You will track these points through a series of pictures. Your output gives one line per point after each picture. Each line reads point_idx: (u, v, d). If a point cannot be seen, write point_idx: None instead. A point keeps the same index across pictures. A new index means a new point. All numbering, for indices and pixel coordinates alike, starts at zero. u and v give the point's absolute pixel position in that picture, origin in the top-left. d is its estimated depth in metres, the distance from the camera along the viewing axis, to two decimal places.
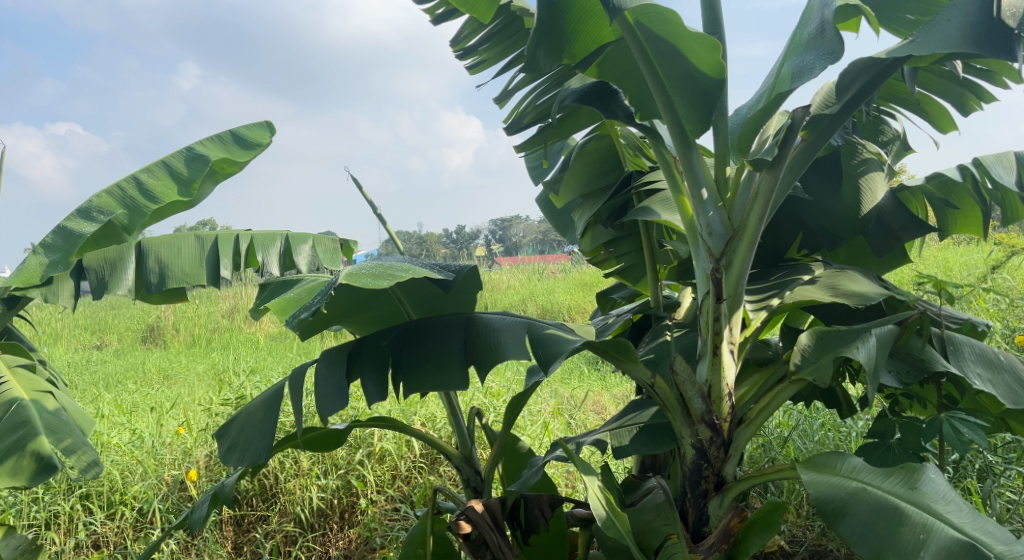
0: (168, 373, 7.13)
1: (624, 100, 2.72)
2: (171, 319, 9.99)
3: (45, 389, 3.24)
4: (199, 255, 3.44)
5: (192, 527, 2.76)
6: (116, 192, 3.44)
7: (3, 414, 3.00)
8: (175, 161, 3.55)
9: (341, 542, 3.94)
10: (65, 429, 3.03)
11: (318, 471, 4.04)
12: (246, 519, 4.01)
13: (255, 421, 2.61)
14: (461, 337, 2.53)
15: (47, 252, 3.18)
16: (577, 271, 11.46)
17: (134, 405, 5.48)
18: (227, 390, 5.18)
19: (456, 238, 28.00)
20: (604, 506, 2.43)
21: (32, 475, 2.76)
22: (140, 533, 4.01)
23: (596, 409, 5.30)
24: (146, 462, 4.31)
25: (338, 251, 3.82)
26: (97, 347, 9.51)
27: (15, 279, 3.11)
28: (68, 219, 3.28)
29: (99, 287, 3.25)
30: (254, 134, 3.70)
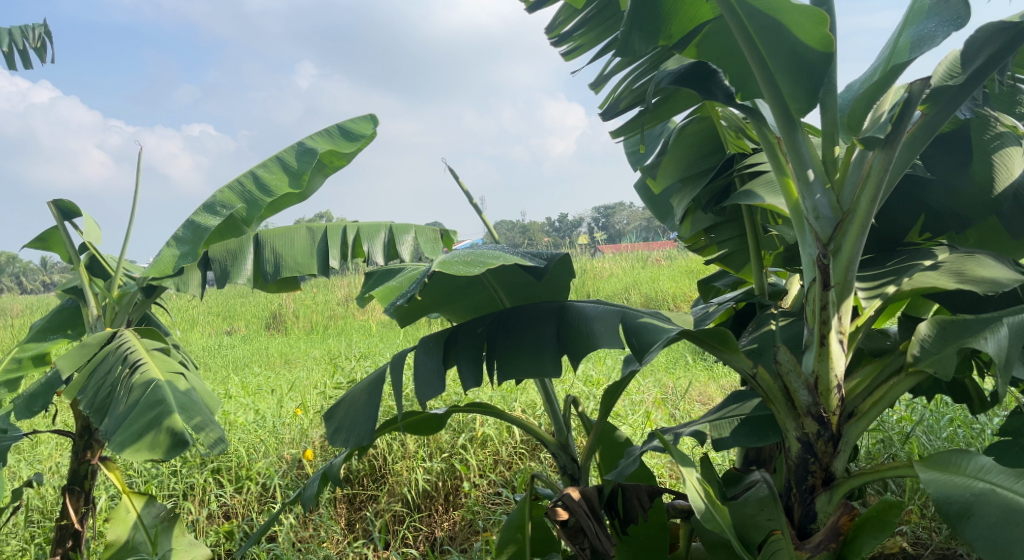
0: (288, 357, 7.57)
1: (724, 80, 2.62)
2: (292, 307, 10.60)
3: (175, 370, 3.49)
4: (310, 245, 3.66)
5: (305, 503, 2.92)
6: (237, 187, 3.63)
7: (139, 392, 3.23)
8: (287, 156, 3.74)
9: (446, 524, 4.05)
10: (195, 408, 3.28)
11: (423, 453, 4.20)
12: (357, 497, 4.19)
13: (359, 404, 2.72)
14: (555, 324, 2.55)
15: (179, 244, 3.45)
16: (685, 258, 11.19)
17: (257, 387, 5.88)
18: (340, 374, 5.46)
19: (562, 226, 28.05)
20: (703, 499, 2.38)
21: (166, 450, 3.01)
22: (264, 507, 4.27)
23: (701, 399, 5.18)
24: (267, 441, 4.63)
25: (439, 242, 3.93)
26: (228, 333, 10.23)
27: (151, 270, 3.36)
28: (195, 213, 3.51)
29: (222, 276, 3.55)
30: (359, 127, 3.87)
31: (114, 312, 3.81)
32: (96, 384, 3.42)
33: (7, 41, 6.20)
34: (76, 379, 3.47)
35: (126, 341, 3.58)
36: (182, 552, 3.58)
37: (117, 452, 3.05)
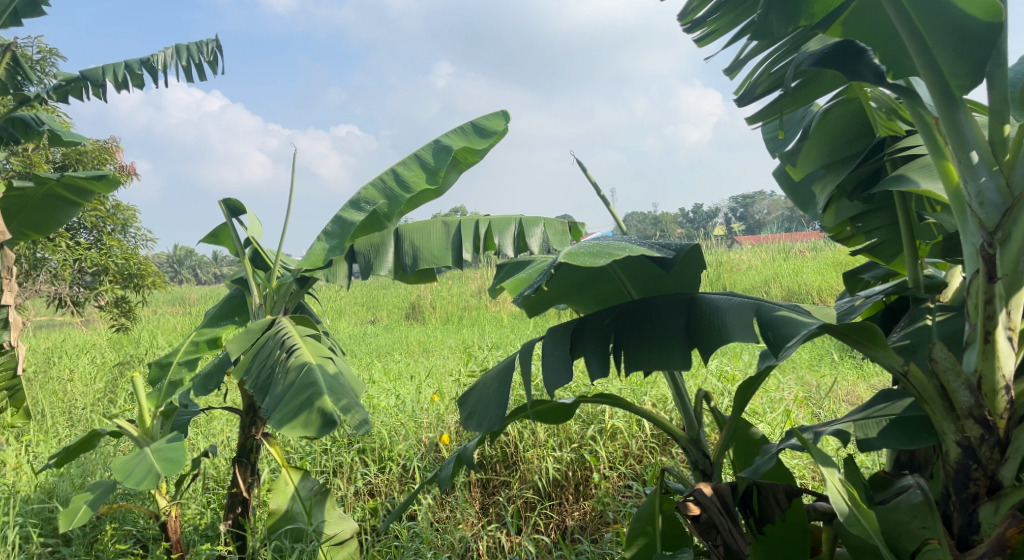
0: (426, 346, 7.90)
1: (874, 58, 2.46)
2: (429, 298, 11.04)
3: (325, 354, 3.74)
4: (446, 239, 3.80)
5: (441, 484, 3.05)
6: (379, 185, 3.83)
7: (295, 374, 3.50)
8: (424, 153, 3.92)
9: (577, 513, 4.09)
10: (343, 391, 3.50)
11: (553, 442, 4.25)
12: (491, 482, 4.30)
13: (491, 391, 2.79)
14: (684, 317, 2.50)
15: (328, 238, 3.68)
16: (832, 249, 10.57)
17: (398, 373, 6.19)
18: (474, 362, 5.64)
19: (699, 217, 27.28)
20: (846, 501, 2.26)
21: (319, 429, 3.25)
22: (405, 487, 4.50)
23: (849, 399, 4.89)
24: (407, 424, 4.86)
25: (567, 234, 3.97)
26: (372, 322, 10.80)
27: (304, 263, 3.63)
28: (343, 209, 3.75)
29: (366, 269, 3.79)
30: (491, 124, 3.98)
31: (273, 300, 4.13)
32: (259, 366, 3.73)
33: (186, 56, 6.84)
34: (243, 361, 3.81)
35: (283, 327, 3.88)
36: (333, 525, 3.85)
37: (277, 428, 3.32)
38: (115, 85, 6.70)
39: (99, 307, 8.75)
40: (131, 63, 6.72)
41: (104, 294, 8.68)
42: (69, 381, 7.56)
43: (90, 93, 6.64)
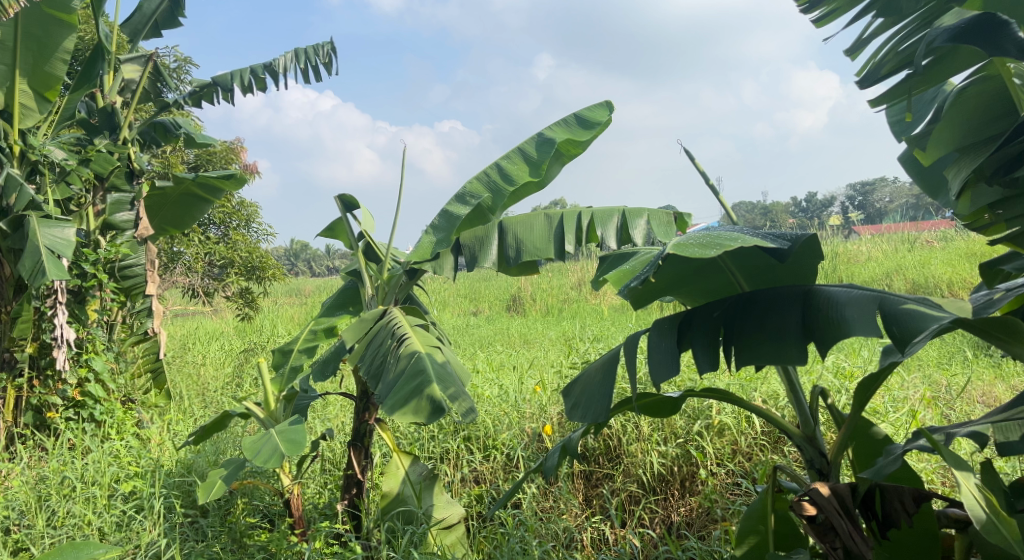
0: (527, 337, 7.98)
1: (1018, 30, 2.27)
2: (530, 291, 11.14)
3: (433, 344, 3.85)
4: (548, 231, 3.82)
5: (547, 473, 3.09)
6: (484, 178, 3.92)
7: (405, 362, 3.62)
8: (528, 147, 3.96)
9: (683, 509, 4.04)
10: (451, 379, 3.59)
11: (658, 437, 4.20)
12: (594, 474, 4.30)
13: (596, 382, 2.80)
14: (800, 310, 2.42)
15: (435, 232, 3.79)
16: (962, 239, 9.86)
17: (501, 364, 6.29)
18: (576, 354, 5.66)
19: (812, 206, 26.11)
20: (983, 509, 2.13)
21: (428, 415, 3.36)
22: (509, 475, 4.58)
23: (981, 400, 4.57)
24: (511, 414, 4.94)
25: (673, 225, 3.91)
26: (475, 313, 10.99)
27: (413, 255, 3.74)
28: (449, 204, 3.85)
29: (472, 261, 3.88)
30: (595, 115, 3.98)
31: (384, 292, 4.31)
32: (372, 354, 3.89)
33: (303, 59, 7.18)
34: (357, 349, 3.98)
35: (394, 318, 4.02)
36: (442, 509, 3.98)
37: (389, 414, 3.45)
38: (242, 89, 7.14)
39: (227, 297, 9.36)
40: (255, 68, 7.14)
41: (231, 286, 9.28)
42: (201, 366, 8.15)
43: (220, 98, 7.11)
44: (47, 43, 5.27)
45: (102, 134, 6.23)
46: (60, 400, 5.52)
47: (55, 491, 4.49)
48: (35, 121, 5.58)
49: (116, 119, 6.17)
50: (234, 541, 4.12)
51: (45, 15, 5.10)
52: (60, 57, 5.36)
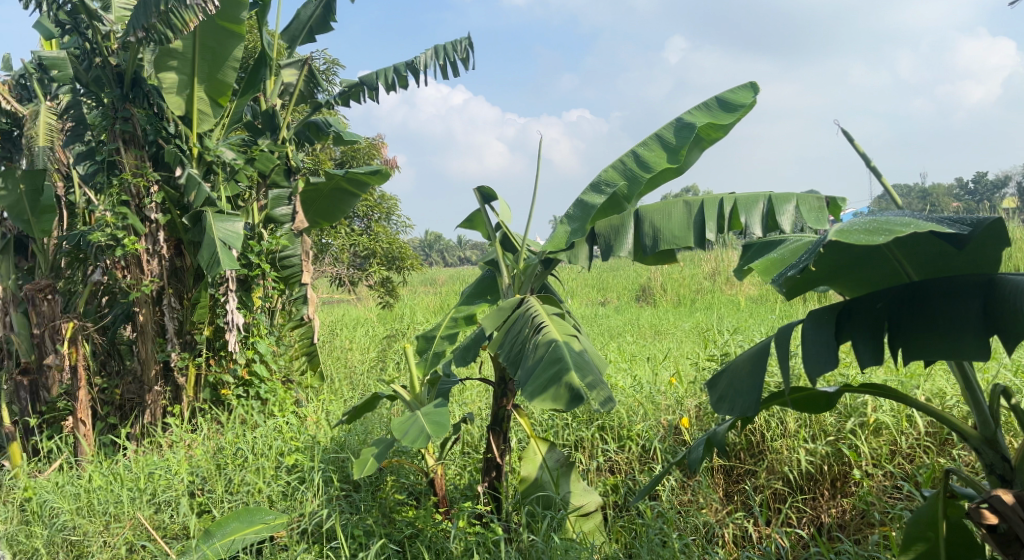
0: (658, 328, 7.89)
1: None
2: (660, 281, 11.00)
3: (571, 332, 3.87)
4: (688, 219, 3.75)
5: (691, 467, 3.12)
6: (620, 166, 3.93)
7: (544, 350, 3.68)
8: (665, 132, 3.91)
9: (835, 511, 3.90)
10: (589, 368, 3.61)
11: (805, 434, 4.03)
12: (735, 470, 4.18)
13: (744, 375, 2.74)
14: (979, 301, 2.31)
15: (570, 222, 3.85)
16: None
17: (633, 355, 6.26)
18: (713, 346, 5.53)
19: (976, 189, 23.94)
20: None
21: (567, 403, 3.41)
22: (645, 466, 4.56)
23: None
24: (646, 405, 4.90)
25: (825, 210, 3.72)
26: (603, 303, 10.96)
27: (547, 245, 3.82)
28: (584, 193, 3.88)
29: (607, 249, 3.86)
30: (738, 97, 3.87)
31: (520, 281, 4.38)
32: (510, 341, 3.97)
33: (443, 55, 7.42)
34: (496, 336, 4.07)
35: (532, 306, 4.09)
36: (580, 496, 4.05)
37: (529, 400, 3.52)
38: (386, 87, 7.47)
39: (369, 286, 9.86)
40: (398, 66, 7.44)
41: (374, 275, 9.76)
42: (348, 350, 8.66)
43: (366, 97, 7.49)
44: (221, 52, 5.82)
45: (264, 135, 6.78)
46: (232, 379, 6.08)
47: (230, 461, 4.96)
48: (211, 125, 6.11)
49: (276, 121, 6.71)
50: (385, 516, 4.39)
51: (220, 28, 5.69)
52: (231, 65, 5.89)
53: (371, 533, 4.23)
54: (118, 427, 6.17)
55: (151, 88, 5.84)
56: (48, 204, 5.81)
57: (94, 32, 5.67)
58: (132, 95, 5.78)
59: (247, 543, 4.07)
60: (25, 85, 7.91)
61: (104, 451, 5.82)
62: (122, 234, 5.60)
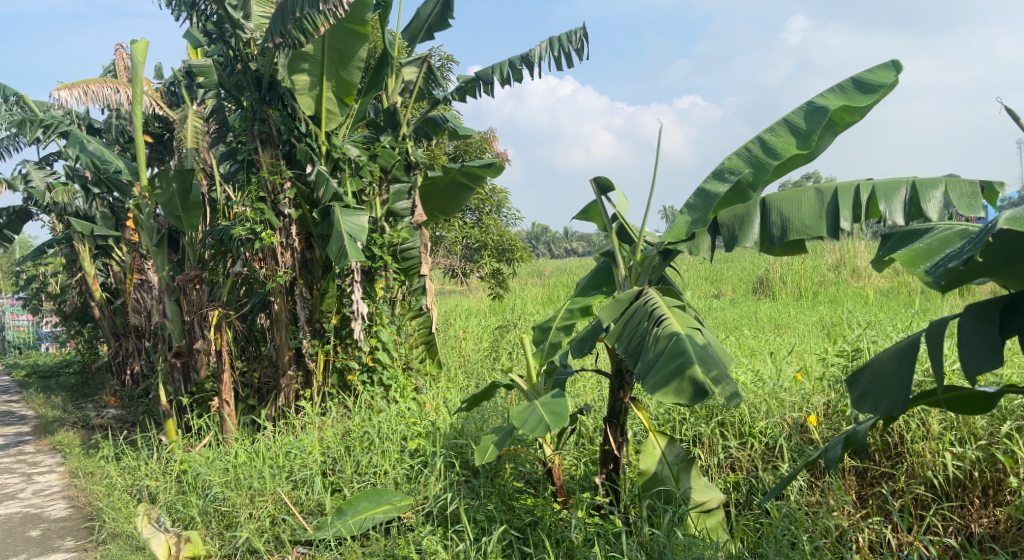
0: (778, 322, 7.60)
1: None
2: (779, 272, 10.59)
3: (693, 325, 3.79)
4: (820, 208, 3.59)
5: (827, 465, 3.17)
6: (744, 154, 3.80)
7: (665, 342, 3.63)
8: (795, 117, 3.74)
9: (986, 520, 3.65)
10: (713, 361, 3.53)
11: (952, 437, 3.80)
12: (869, 472, 3.98)
13: (889, 372, 2.89)
14: None
15: (691, 212, 3.76)
16: None
17: (753, 349, 6.07)
18: (842, 341, 5.27)
19: None
20: None
21: (691, 397, 3.36)
22: (769, 464, 4.43)
23: None
24: (769, 401, 4.73)
25: (978, 196, 3.48)
26: (717, 296, 10.68)
27: (667, 235, 3.75)
28: (706, 182, 3.79)
29: (731, 240, 3.75)
30: (879, 77, 3.65)
31: (637, 273, 4.31)
32: (630, 332, 3.92)
33: (558, 47, 7.43)
34: (614, 328, 4.03)
35: (651, 298, 4.02)
36: (701, 493, 3.95)
37: (651, 393, 3.49)
38: (501, 81, 7.56)
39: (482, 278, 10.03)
40: (513, 60, 7.51)
41: (486, 267, 9.93)
42: (462, 339, 8.86)
43: (482, 91, 7.61)
44: (347, 53, 6.13)
45: (385, 132, 7.07)
46: (357, 365, 6.36)
47: (358, 443, 5.21)
48: (338, 123, 6.47)
49: (397, 118, 6.91)
50: (504, 502, 4.48)
51: (346, 30, 5.96)
52: (356, 65, 6.20)
53: (492, 518, 4.34)
54: (256, 408, 6.59)
55: (285, 90, 6.17)
56: (196, 200, 6.28)
57: (237, 40, 6.08)
58: (269, 97, 6.10)
59: (376, 521, 4.30)
60: (172, 91, 8.56)
61: (245, 430, 6.25)
62: (260, 228, 5.98)
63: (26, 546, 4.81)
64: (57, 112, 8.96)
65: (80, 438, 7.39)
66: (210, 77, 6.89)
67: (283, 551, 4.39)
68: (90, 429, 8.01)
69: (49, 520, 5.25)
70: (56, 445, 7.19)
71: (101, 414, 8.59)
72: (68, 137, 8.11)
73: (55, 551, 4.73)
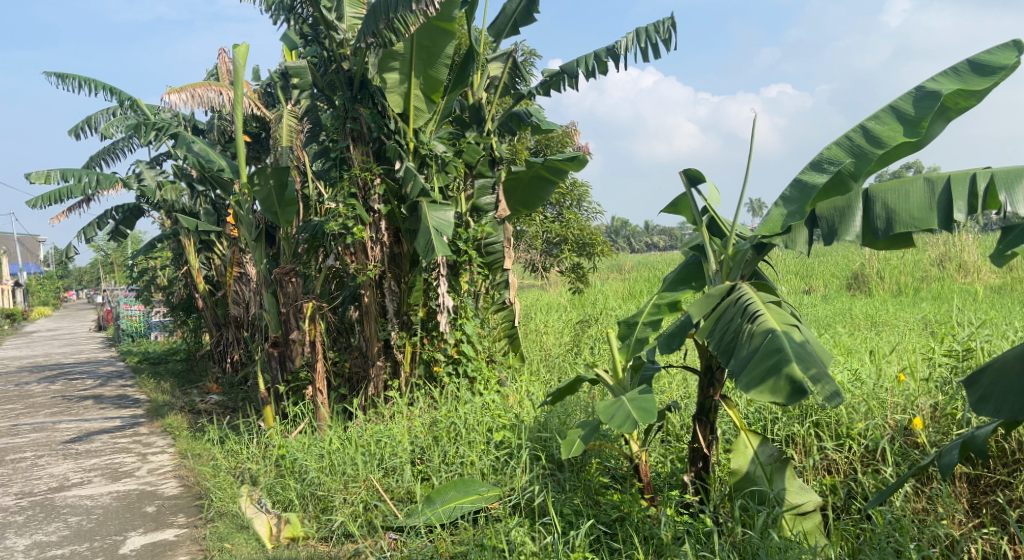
0: (875, 320, 7.28)
1: None
2: (876, 267, 10.13)
3: (790, 321, 3.67)
4: (930, 199, 3.43)
5: (944, 473, 3.02)
6: (845, 143, 3.67)
7: (760, 339, 3.53)
8: (901, 104, 3.63)
9: None
10: (812, 359, 3.42)
11: None
12: (982, 480, 3.79)
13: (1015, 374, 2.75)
14: None
15: (787, 204, 3.70)
16: None
17: (850, 348, 5.83)
18: (950, 340, 4.99)
19: None
20: None
21: (787, 396, 3.27)
22: (870, 468, 4.26)
23: None
24: (870, 402, 4.54)
25: None
26: (808, 292, 10.31)
27: (761, 228, 3.69)
28: (804, 172, 3.72)
29: (830, 233, 3.62)
30: (999, 59, 3.49)
31: (728, 267, 4.22)
32: (722, 329, 3.83)
33: (645, 38, 7.34)
34: (705, 324, 3.94)
35: (745, 294, 3.91)
36: (796, 495, 3.87)
37: (745, 391, 3.41)
38: (586, 74, 7.53)
39: (561, 272, 10.06)
40: (598, 53, 7.46)
41: (565, 261, 9.95)
42: (544, 333, 8.88)
43: (567, 85, 7.59)
44: (434, 51, 6.21)
45: (471, 128, 7.14)
46: (442, 357, 6.49)
47: (444, 433, 5.31)
48: (425, 120, 6.60)
49: (482, 114, 6.98)
50: (590, 498, 4.47)
51: (434, 27, 6.05)
52: (442, 62, 6.27)
53: (578, 512, 4.34)
54: (347, 397, 6.80)
55: (376, 89, 6.35)
56: (291, 197, 6.53)
57: (331, 41, 6.30)
58: (360, 96, 6.30)
59: (464, 511, 4.37)
60: (269, 92, 8.93)
61: (338, 417, 6.47)
62: (352, 223, 6.16)
63: (143, 521, 5.14)
64: (166, 114, 9.50)
65: (187, 422, 7.83)
66: (304, 77, 7.08)
67: (375, 536, 4.53)
68: (196, 413, 8.48)
69: (162, 498, 5.59)
70: (166, 428, 7.65)
71: (205, 399, 9.07)
72: (176, 138, 8.59)
73: (169, 526, 5.05)
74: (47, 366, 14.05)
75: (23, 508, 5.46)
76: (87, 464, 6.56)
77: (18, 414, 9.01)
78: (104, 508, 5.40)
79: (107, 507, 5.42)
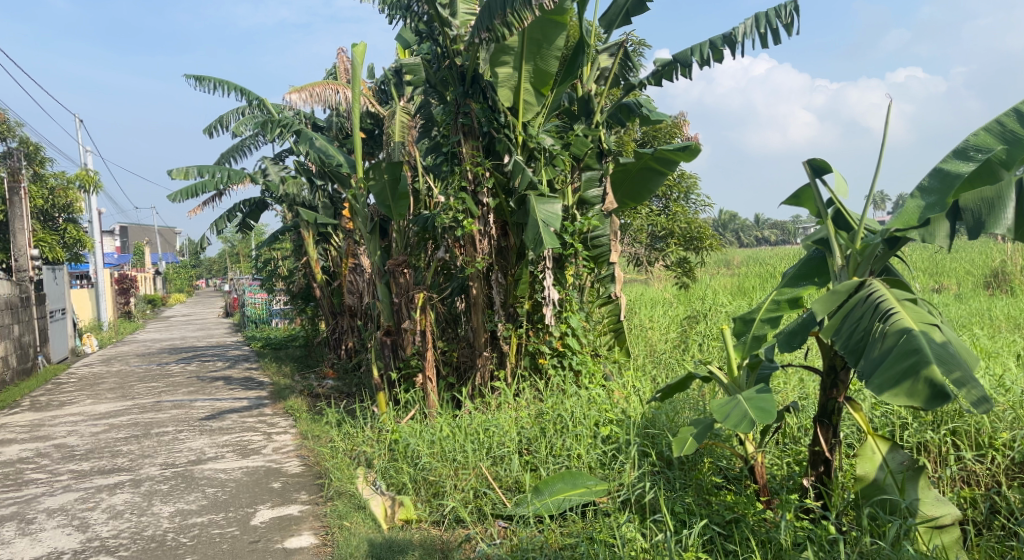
0: (1018, 321, 6.75)
1: None
2: (1019, 264, 9.39)
3: (930, 320, 3.43)
4: None
5: None
6: (995, 128, 3.52)
7: (894, 339, 3.32)
8: None
9: None
10: (955, 361, 3.20)
11: None
12: None
13: None
14: None
15: (924, 195, 3.52)
16: None
17: (991, 350, 5.43)
18: None
19: None
20: None
21: (927, 400, 3.07)
22: (1015, 481, 3.96)
23: None
24: (1018, 410, 4.22)
25: None
26: (938, 290, 9.61)
27: (895, 220, 3.52)
28: (945, 161, 3.55)
29: (977, 226, 3.37)
30: None
31: (856, 263, 3.93)
32: (849, 327, 3.61)
33: (764, 23, 7.05)
34: (831, 322, 3.73)
35: (876, 290, 3.67)
36: (932, 506, 3.62)
37: (877, 393, 3.22)
38: (700, 63, 7.31)
39: (667, 266, 9.87)
40: (714, 40, 7.22)
41: (671, 255, 9.75)
42: (650, 328, 8.73)
43: (679, 74, 7.41)
44: (544, 43, 6.18)
45: (579, 120, 7.08)
46: (548, 349, 6.49)
47: (551, 425, 5.30)
48: (534, 113, 6.52)
49: (591, 106, 6.93)
50: (702, 497, 4.35)
51: (547, 20, 6.03)
52: (553, 54, 6.20)
53: (690, 512, 4.23)
54: (455, 386, 6.93)
55: (487, 83, 6.44)
56: (404, 190, 6.69)
57: (445, 37, 6.40)
58: (471, 91, 6.41)
59: (573, 503, 4.37)
60: (383, 89, 9.20)
61: (446, 405, 6.60)
62: (462, 216, 6.25)
63: (270, 496, 5.44)
64: (289, 113, 9.97)
65: (307, 405, 8.23)
66: (418, 74, 7.21)
67: (485, 522, 4.61)
68: (315, 397, 8.90)
69: (287, 475, 5.90)
70: (288, 410, 8.07)
71: (323, 383, 9.51)
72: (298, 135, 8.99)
73: (294, 502, 5.32)
74: (183, 348, 15.14)
75: (167, 478, 5.90)
76: (220, 440, 7.01)
77: (160, 392, 9.75)
78: (236, 482, 5.76)
79: (239, 481, 5.77)
